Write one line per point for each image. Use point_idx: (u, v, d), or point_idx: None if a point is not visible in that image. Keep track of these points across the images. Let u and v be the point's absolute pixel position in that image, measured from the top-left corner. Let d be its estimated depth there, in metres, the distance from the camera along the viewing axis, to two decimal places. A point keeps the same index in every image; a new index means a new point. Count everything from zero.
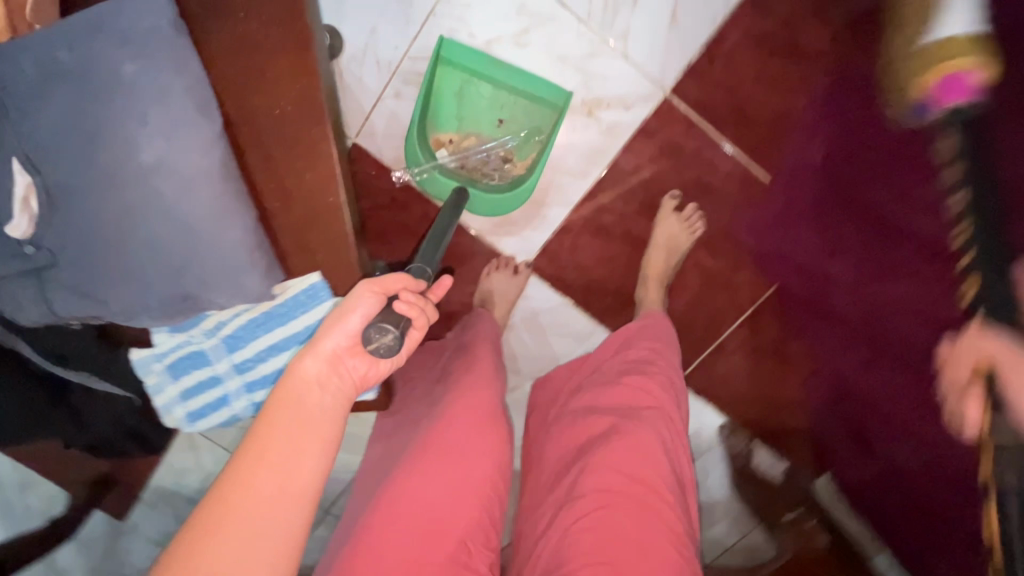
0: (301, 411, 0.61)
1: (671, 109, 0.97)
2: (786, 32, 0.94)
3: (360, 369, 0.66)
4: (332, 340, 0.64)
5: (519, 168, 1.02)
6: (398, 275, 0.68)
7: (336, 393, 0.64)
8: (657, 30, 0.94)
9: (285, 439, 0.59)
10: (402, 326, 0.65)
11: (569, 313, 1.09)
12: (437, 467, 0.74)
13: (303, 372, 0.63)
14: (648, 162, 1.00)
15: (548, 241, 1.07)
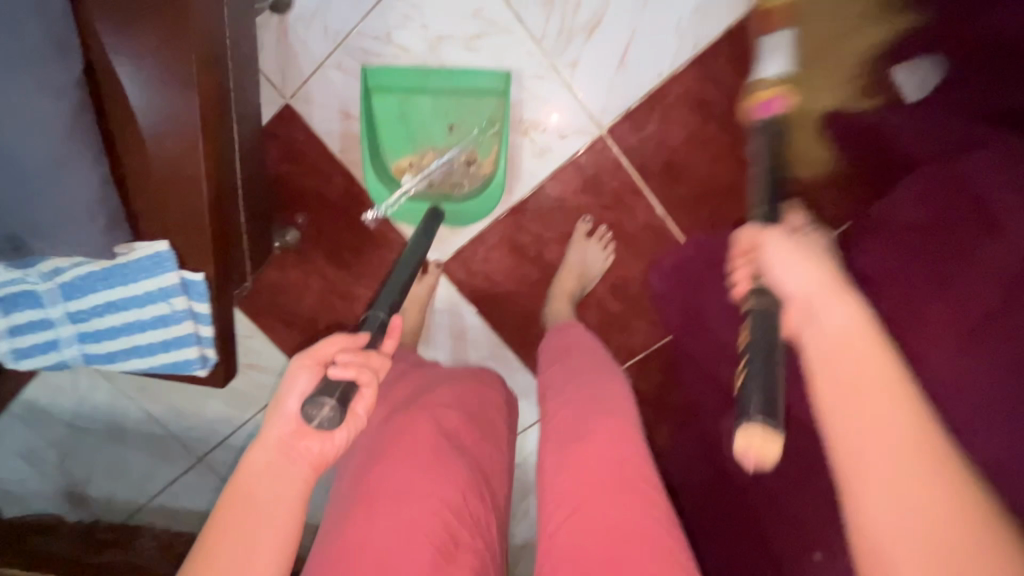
0: (250, 507, 0.53)
1: (603, 148, 0.99)
2: (728, 102, 0.96)
3: (324, 448, 0.57)
4: (275, 426, 0.57)
5: (486, 165, 0.99)
6: (332, 337, 0.63)
7: (291, 480, 0.55)
8: (605, 68, 0.96)
9: (236, 538, 0.51)
10: (347, 392, 0.58)
11: (471, 320, 1.12)
12: (402, 486, 0.63)
13: (252, 462, 0.55)
14: (573, 193, 1.03)
15: (463, 247, 1.09)
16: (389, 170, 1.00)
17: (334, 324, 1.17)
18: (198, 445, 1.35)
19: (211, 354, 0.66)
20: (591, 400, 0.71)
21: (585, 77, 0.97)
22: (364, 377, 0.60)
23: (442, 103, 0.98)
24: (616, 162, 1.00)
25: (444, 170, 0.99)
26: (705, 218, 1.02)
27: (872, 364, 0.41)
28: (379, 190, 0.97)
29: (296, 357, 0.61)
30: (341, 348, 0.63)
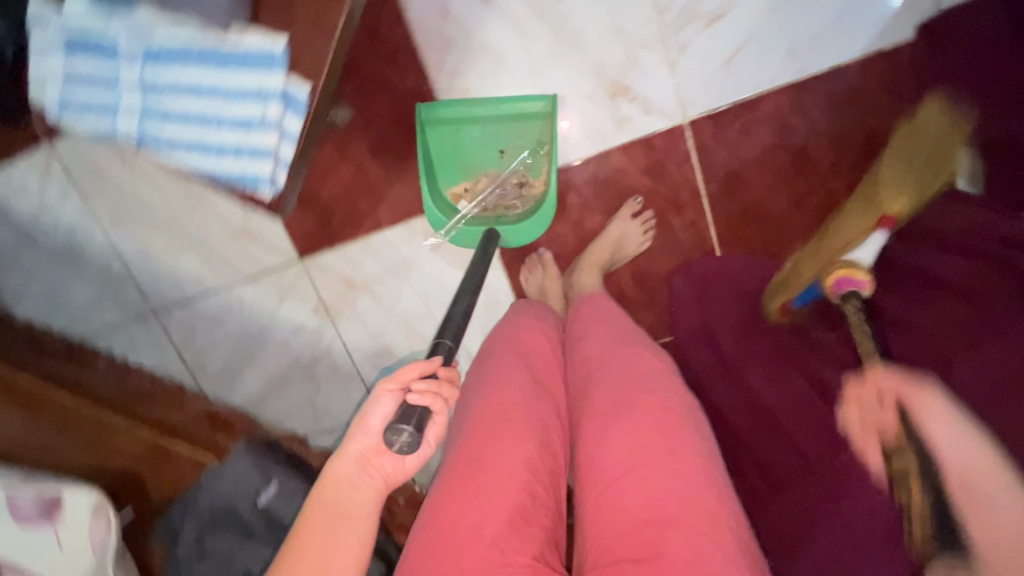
0: (336, 510, 0.61)
1: (680, 137, 1.01)
2: (808, 137, 0.99)
3: (395, 466, 0.65)
4: (357, 442, 0.64)
5: (538, 185, 1.05)
6: (411, 365, 0.66)
7: (368, 490, 0.63)
8: (710, 62, 0.97)
9: (328, 533, 0.59)
10: (422, 420, 0.61)
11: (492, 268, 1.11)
12: (501, 433, 0.67)
13: (337, 474, 0.63)
14: (634, 171, 1.04)
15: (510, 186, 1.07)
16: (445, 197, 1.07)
17: (352, 219, 1.13)
18: (156, 297, 1.25)
19: (279, 179, 0.66)
20: (639, 375, 0.74)
21: (689, 63, 0.98)
22: (435, 406, 0.63)
23: (494, 131, 1.03)
24: (686, 155, 1.01)
25: (497, 195, 1.07)
26: (745, 239, 1.03)
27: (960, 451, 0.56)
28: (438, 215, 1.04)
29: (381, 385, 0.65)
30: (418, 374, 0.66)
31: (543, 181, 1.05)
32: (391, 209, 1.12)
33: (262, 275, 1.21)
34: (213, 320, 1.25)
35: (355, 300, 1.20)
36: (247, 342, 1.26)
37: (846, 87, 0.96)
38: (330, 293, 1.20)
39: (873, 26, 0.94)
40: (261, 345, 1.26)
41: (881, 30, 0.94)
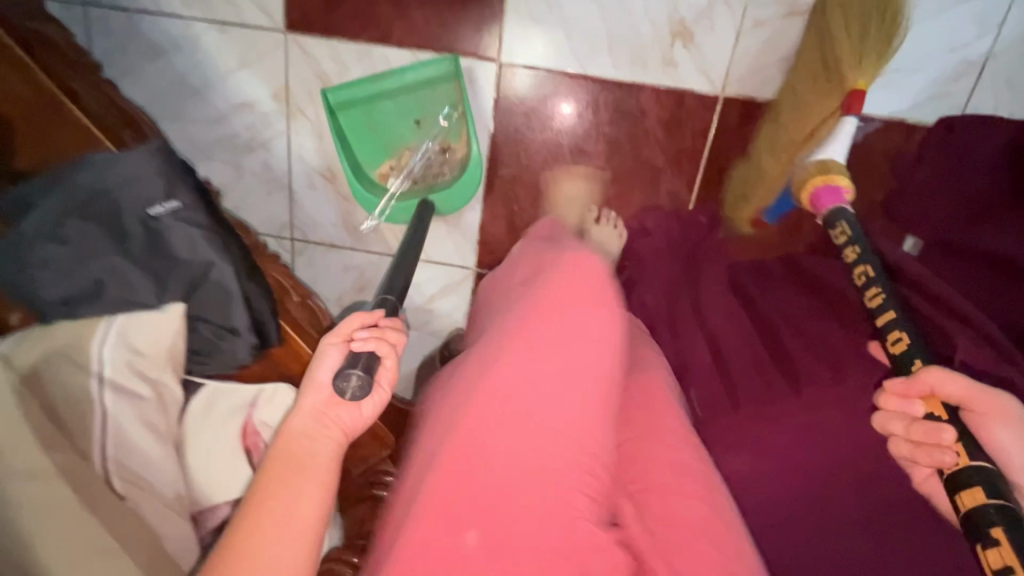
0: (296, 458, 0.59)
1: (708, 107, 1.01)
2: None
3: (354, 416, 0.64)
4: (308, 398, 0.63)
5: (459, 148, 1.07)
6: (353, 315, 0.66)
7: (326, 438, 0.62)
8: (772, 51, 0.96)
9: (286, 487, 0.57)
10: (372, 361, 0.59)
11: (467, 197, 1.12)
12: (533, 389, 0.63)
13: (294, 429, 0.61)
14: (654, 118, 1.03)
15: (535, 71, 1.03)
16: (374, 178, 1.09)
17: (363, 18, 1.02)
18: None
19: None
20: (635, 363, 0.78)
21: (755, 39, 0.96)
22: (382, 351, 0.62)
23: (405, 103, 1.04)
24: (705, 127, 1.02)
25: (422, 165, 1.08)
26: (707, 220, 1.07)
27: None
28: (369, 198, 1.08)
29: (322, 338, 0.65)
30: (360, 324, 0.65)
31: (464, 142, 1.07)
32: (409, 30, 1.02)
33: (235, 27, 1.05)
34: (152, 46, 1.06)
35: (323, 105, 1.09)
36: (182, 91, 1.09)
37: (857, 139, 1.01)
38: (300, 84, 1.07)
39: (911, 95, 0.97)
40: (195, 102, 1.10)
41: (914, 103, 0.98)
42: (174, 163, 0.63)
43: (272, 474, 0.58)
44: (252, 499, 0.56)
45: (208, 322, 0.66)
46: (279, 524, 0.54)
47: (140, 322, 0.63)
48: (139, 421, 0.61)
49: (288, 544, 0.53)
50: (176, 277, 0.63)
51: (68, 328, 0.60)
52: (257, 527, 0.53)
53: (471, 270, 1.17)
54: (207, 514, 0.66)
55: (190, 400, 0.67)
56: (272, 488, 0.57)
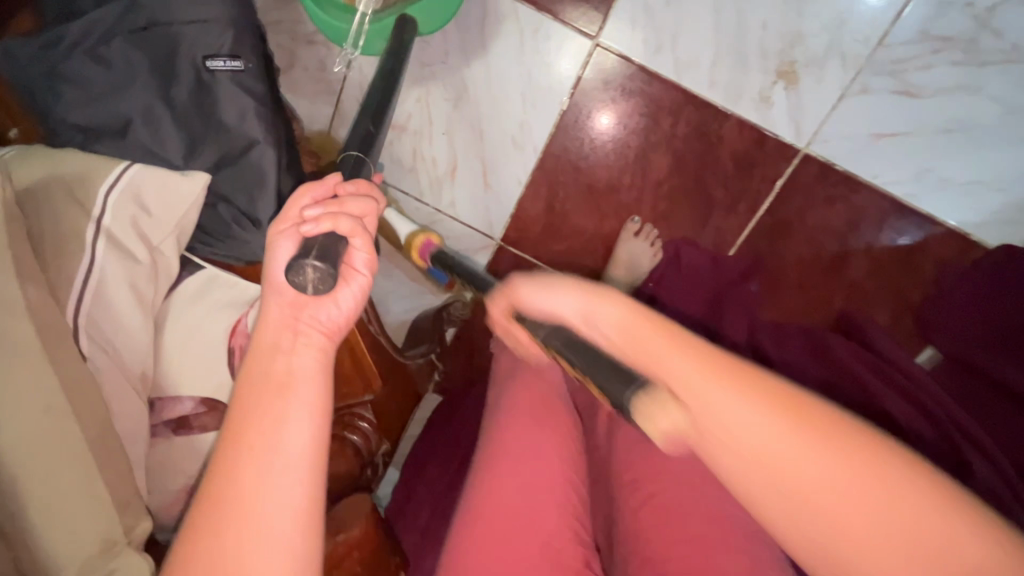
0: (270, 381, 0.46)
1: (787, 158, 0.97)
2: (864, 247, 0.98)
3: (332, 315, 0.51)
4: (274, 309, 0.49)
5: None
6: (299, 191, 0.52)
7: (307, 349, 0.49)
8: (867, 125, 0.93)
9: (262, 411, 0.44)
10: (331, 242, 0.47)
11: (515, 166, 1.06)
12: (516, 458, 0.56)
13: (261, 344, 0.48)
14: (729, 151, 0.99)
15: (629, 62, 0.98)
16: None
17: None
18: None
19: None
20: None
21: (857, 106, 0.93)
22: (343, 227, 0.49)
23: None
24: (776, 176, 0.98)
25: None
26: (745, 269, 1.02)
27: (683, 365, 0.43)
28: (336, 24, 0.87)
29: (271, 225, 0.50)
30: (309, 199, 0.52)
31: None
32: None
33: None
34: None
35: None
36: None
37: (917, 238, 0.96)
38: None
39: (983, 211, 0.94)
40: None
41: (984, 220, 0.94)
42: (251, 15, 0.56)
43: (237, 412, 0.45)
44: (223, 445, 0.44)
45: (230, 204, 0.59)
46: (263, 458, 0.42)
47: (158, 178, 0.56)
48: (125, 283, 0.55)
49: (286, 492, 0.42)
50: (210, 140, 0.57)
51: (81, 156, 0.55)
52: (230, 473, 0.42)
53: (495, 241, 1.11)
54: (167, 405, 0.60)
55: (184, 279, 0.61)
56: (245, 425, 0.44)
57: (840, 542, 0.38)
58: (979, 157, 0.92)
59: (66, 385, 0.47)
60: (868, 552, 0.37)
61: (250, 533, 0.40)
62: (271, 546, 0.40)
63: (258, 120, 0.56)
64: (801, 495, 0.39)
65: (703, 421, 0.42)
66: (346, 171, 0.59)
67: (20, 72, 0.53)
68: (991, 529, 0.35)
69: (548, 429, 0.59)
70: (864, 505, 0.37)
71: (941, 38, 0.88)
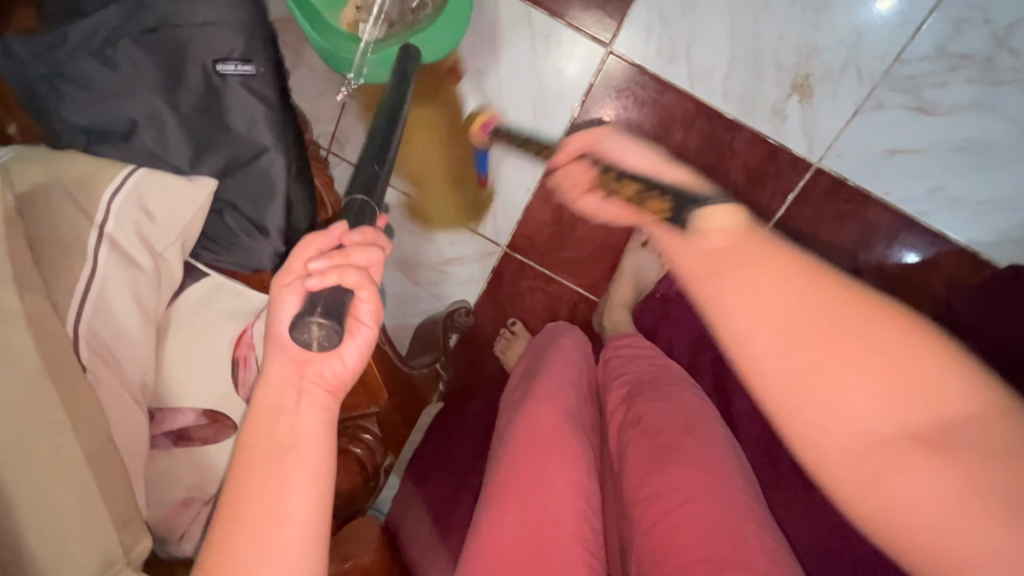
0: (273, 444, 0.46)
1: (799, 172, 0.96)
2: (874, 263, 0.98)
3: (337, 370, 0.50)
4: (278, 366, 0.49)
5: None
6: (304, 240, 0.49)
7: (309, 409, 0.48)
8: (880, 141, 0.92)
9: (264, 482, 0.45)
10: (332, 300, 0.45)
11: (522, 172, 1.05)
12: (527, 492, 0.55)
13: (262, 406, 0.48)
14: (741, 163, 0.98)
15: (641, 70, 0.96)
16: (341, 26, 0.87)
17: None
18: None
19: None
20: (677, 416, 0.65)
21: (870, 122, 0.92)
22: (349, 280, 0.47)
23: None
24: (787, 190, 0.97)
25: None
26: None
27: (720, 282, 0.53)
28: (338, 54, 0.86)
29: (276, 281, 0.49)
30: (317, 251, 0.49)
31: None
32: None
33: None
34: None
35: None
36: None
37: (928, 256, 0.96)
38: None
39: (994, 231, 0.93)
40: None
41: (995, 240, 0.93)
42: (262, 19, 0.54)
43: (239, 484, 0.45)
44: (224, 518, 0.44)
45: (237, 211, 0.58)
46: (262, 530, 0.43)
47: (163, 184, 0.54)
48: (127, 291, 0.53)
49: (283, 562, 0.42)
50: (218, 147, 0.55)
51: (83, 160, 0.53)
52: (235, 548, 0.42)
53: (500, 248, 1.10)
54: (167, 416, 0.58)
55: (187, 286, 0.59)
56: (248, 496, 0.44)
57: (832, 447, 0.45)
58: (992, 176, 0.91)
59: (66, 401, 0.45)
60: (846, 459, 0.45)
61: None
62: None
63: (267, 127, 0.55)
64: (844, 380, 0.45)
65: (718, 301, 0.51)
66: (352, 218, 0.54)
67: (21, 71, 0.51)
68: (979, 513, 0.40)
69: (562, 479, 0.56)
70: (872, 405, 0.44)
71: (958, 55, 0.87)
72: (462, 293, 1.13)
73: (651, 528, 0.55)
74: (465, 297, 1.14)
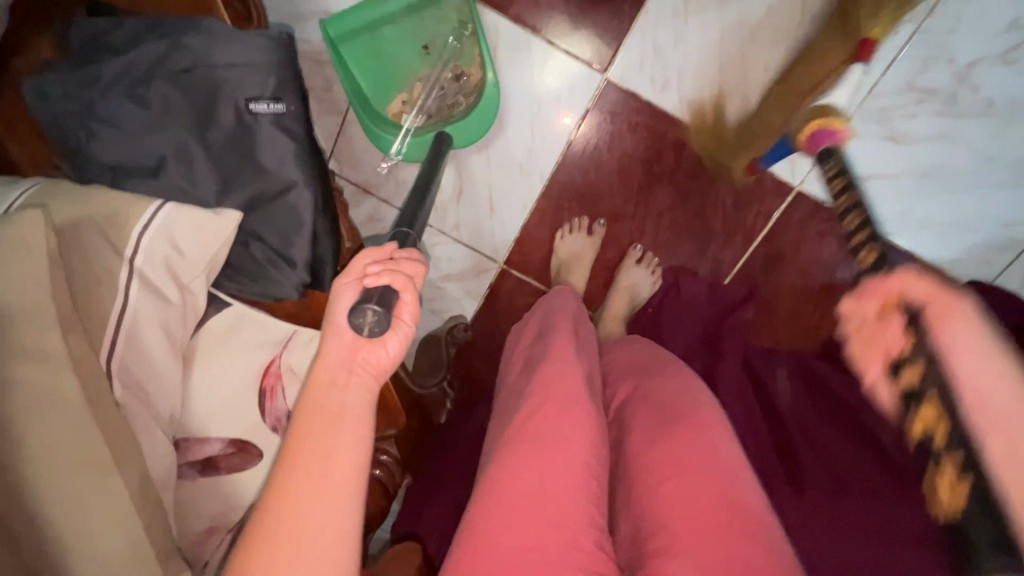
0: (321, 412, 0.48)
1: (781, 194, 1.02)
2: (849, 279, 1.05)
3: (381, 358, 0.51)
4: (332, 344, 0.51)
5: (473, 74, 0.96)
6: (363, 250, 0.53)
7: (357, 388, 0.50)
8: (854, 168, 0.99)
9: (316, 439, 0.46)
10: (388, 296, 0.49)
11: (521, 193, 1.08)
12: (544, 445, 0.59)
13: (319, 378, 0.49)
14: (728, 185, 1.03)
15: (636, 97, 1.01)
16: (385, 115, 0.97)
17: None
18: None
19: None
20: (675, 402, 0.67)
21: (847, 148, 0.98)
22: (399, 282, 0.50)
23: (408, 25, 0.96)
24: (771, 210, 1.03)
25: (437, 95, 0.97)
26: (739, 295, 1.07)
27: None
28: (384, 137, 0.95)
29: (336, 279, 0.53)
30: (372, 259, 0.53)
31: (476, 68, 0.97)
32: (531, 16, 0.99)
33: None
34: None
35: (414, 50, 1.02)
36: None
37: None
38: None
39: (957, 250, 1.01)
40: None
41: (957, 257, 1.01)
42: (293, 61, 0.56)
43: (293, 437, 0.47)
44: (276, 468, 0.45)
45: (264, 243, 0.59)
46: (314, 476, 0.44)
47: (190, 217, 0.55)
48: (158, 326, 0.54)
49: (329, 506, 0.44)
50: (246, 182, 0.56)
51: (111, 195, 0.53)
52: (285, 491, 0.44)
53: (498, 264, 1.13)
54: (194, 445, 0.58)
55: (211, 317, 0.60)
56: (297, 450, 0.46)
57: None
58: (953, 199, 0.99)
59: (108, 440, 0.47)
60: None
61: (298, 537, 0.42)
62: (318, 558, 0.42)
63: (297, 163, 0.56)
64: None
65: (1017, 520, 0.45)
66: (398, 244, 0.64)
67: (52, 109, 0.52)
68: None
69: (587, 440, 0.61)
70: None
71: (925, 90, 0.94)
72: (460, 309, 1.16)
73: (653, 491, 0.59)
74: (463, 313, 1.16)
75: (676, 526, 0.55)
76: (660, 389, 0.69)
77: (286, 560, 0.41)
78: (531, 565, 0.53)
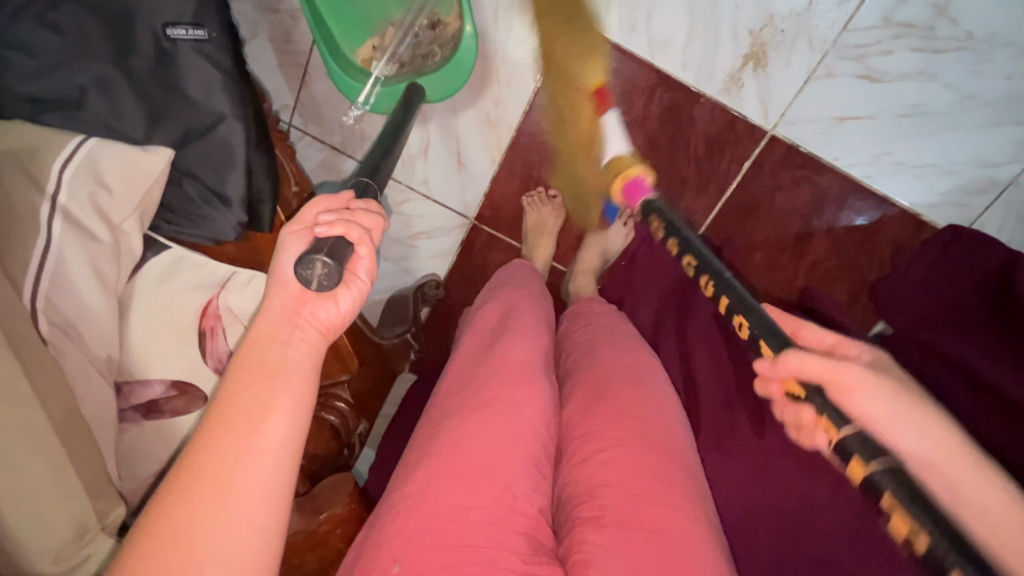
0: (260, 366, 0.44)
1: (754, 138, 0.99)
2: (824, 228, 1.02)
3: (331, 313, 0.49)
4: (280, 299, 0.47)
5: (449, 22, 0.86)
6: (316, 198, 0.50)
7: (301, 343, 0.46)
8: (829, 109, 0.96)
9: (248, 393, 0.42)
10: (342, 246, 0.45)
11: (489, 145, 1.05)
12: (480, 403, 0.53)
13: (259, 334, 0.45)
14: (700, 131, 1.00)
15: (603, 41, 0.97)
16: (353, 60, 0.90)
17: None
18: None
19: None
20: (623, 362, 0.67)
21: (821, 88, 0.95)
22: (353, 235, 0.47)
23: None
24: (743, 157, 1.01)
25: (412, 45, 0.88)
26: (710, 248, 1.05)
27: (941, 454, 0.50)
28: (349, 82, 0.89)
29: (285, 228, 0.50)
30: (324, 208, 0.50)
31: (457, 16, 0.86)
32: None
33: None
34: None
35: None
36: None
37: (873, 220, 1.01)
38: None
39: (932, 193, 0.98)
40: None
41: (935, 202, 0.99)
42: None
43: (226, 390, 0.42)
44: (205, 424, 0.41)
45: (196, 180, 0.57)
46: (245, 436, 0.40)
47: (117, 152, 0.53)
48: (87, 264, 0.53)
49: (259, 474, 0.40)
50: (171, 114, 0.54)
51: (29, 130, 0.52)
52: (210, 449, 0.40)
53: (469, 220, 1.11)
54: (134, 389, 0.58)
55: (148, 259, 0.59)
56: (233, 401, 0.42)
57: None
58: (932, 140, 0.96)
59: (30, 375, 0.46)
60: None
61: (221, 499, 0.38)
62: (236, 514, 0.38)
63: (225, 93, 0.54)
64: None
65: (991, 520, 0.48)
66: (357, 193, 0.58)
67: None
68: None
69: (528, 406, 0.54)
70: None
71: (904, 24, 0.90)
72: (431, 266, 1.14)
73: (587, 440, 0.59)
74: (435, 270, 1.15)
75: (612, 491, 0.53)
76: (609, 352, 0.69)
77: (208, 516, 0.38)
78: (449, 529, 0.46)
